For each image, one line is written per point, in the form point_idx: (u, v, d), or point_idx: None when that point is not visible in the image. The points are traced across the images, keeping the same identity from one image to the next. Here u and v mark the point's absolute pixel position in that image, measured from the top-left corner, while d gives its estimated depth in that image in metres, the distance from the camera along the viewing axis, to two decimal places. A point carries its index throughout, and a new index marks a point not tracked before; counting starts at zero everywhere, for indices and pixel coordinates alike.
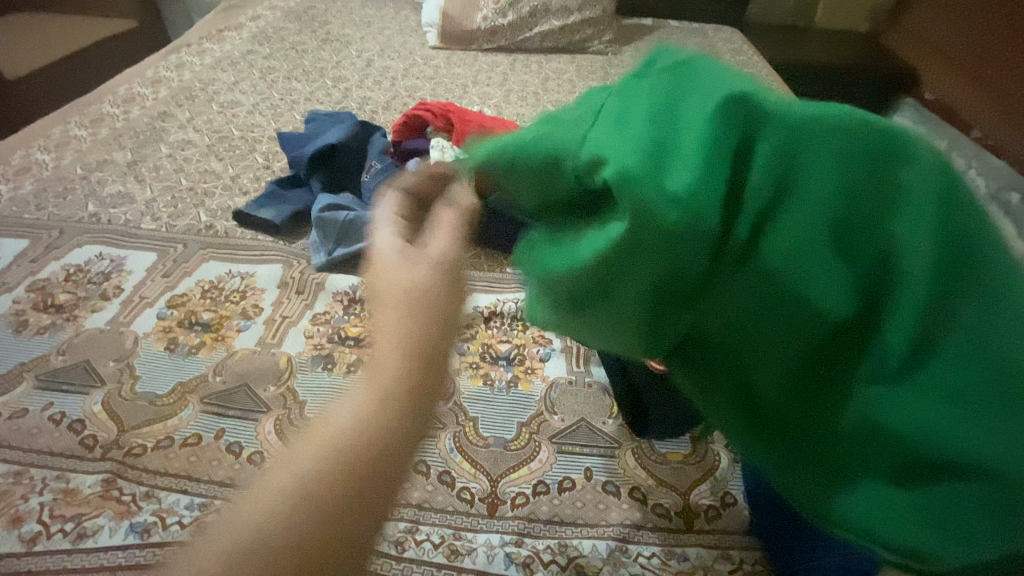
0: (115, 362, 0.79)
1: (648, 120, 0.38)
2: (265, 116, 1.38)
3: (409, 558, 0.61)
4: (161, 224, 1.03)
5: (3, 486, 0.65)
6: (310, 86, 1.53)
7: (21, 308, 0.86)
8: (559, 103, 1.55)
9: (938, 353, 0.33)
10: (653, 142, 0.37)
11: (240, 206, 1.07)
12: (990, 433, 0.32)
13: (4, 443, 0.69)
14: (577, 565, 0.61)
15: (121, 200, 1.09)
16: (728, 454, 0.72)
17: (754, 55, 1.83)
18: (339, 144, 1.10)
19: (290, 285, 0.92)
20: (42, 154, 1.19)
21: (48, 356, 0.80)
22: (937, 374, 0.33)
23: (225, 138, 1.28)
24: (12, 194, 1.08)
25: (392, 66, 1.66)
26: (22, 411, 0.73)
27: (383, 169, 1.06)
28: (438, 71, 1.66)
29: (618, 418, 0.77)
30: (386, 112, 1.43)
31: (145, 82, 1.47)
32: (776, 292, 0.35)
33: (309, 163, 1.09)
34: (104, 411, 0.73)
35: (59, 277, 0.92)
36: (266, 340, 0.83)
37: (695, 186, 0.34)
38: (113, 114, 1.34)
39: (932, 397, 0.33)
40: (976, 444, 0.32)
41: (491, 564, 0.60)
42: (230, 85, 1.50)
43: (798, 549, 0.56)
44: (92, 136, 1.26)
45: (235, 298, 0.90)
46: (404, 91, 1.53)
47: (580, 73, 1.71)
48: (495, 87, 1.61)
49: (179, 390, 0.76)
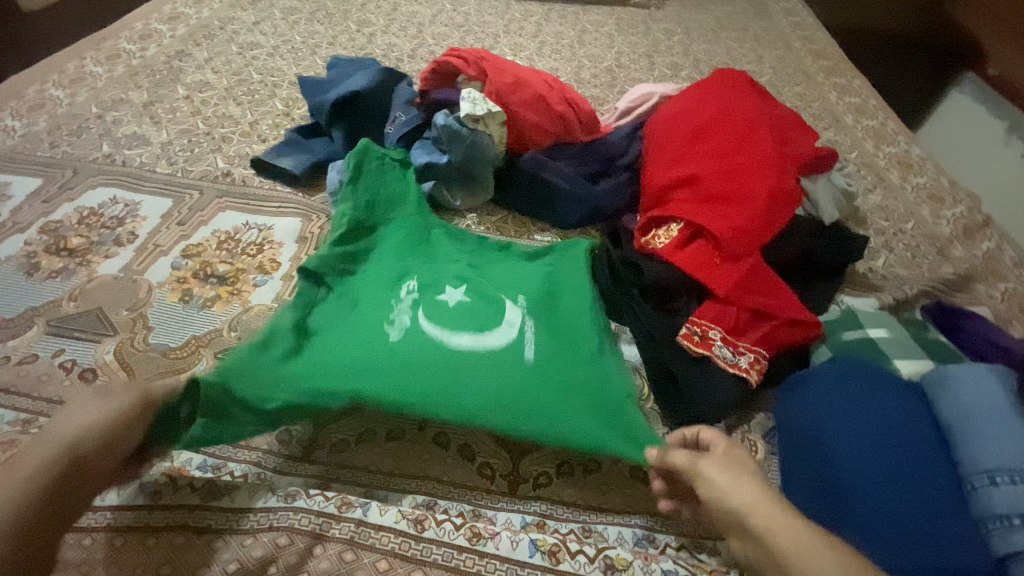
0: (128, 312, 0.77)
1: (493, 402, 0.63)
2: (286, 60, 1.31)
3: (429, 538, 0.58)
4: (177, 169, 1.00)
5: (11, 434, 0.63)
6: (333, 30, 1.44)
7: (33, 251, 0.83)
8: (597, 57, 1.45)
9: (569, 340, 0.72)
10: (489, 397, 0.63)
11: (258, 153, 1.03)
12: (565, 306, 0.78)
13: (12, 389, 0.67)
14: (607, 557, 0.58)
15: (137, 142, 1.05)
16: (764, 446, 0.71)
17: (807, 18, 1.68)
18: (363, 91, 1.03)
19: (308, 241, 0.89)
20: (57, 90, 1.14)
21: (59, 302, 0.77)
22: (578, 349, 0.72)
23: (244, 81, 1.22)
24: (25, 130, 1.04)
25: (420, 11, 1.55)
26: (32, 356, 0.71)
27: (409, 122, 1.01)
28: (467, 19, 1.54)
29: (648, 400, 0.74)
30: (412, 61, 1.35)
31: (162, 18, 1.40)
32: (517, 335, 0.70)
33: (331, 111, 1.02)
34: (116, 361, 0.71)
35: (72, 220, 0.88)
36: (282, 296, 0.80)
37: (487, 368, 0.65)
38: (129, 51, 1.27)
39: (566, 336, 0.73)
40: (570, 302, 0.78)
41: (515, 550, 0.58)
42: (249, 25, 1.42)
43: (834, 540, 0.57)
44: (107, 73, 1.20)
45: (251, 250, 0.86)
46: (432, 39, 1.44)
47: (621, 27, 1.58)
48: (528, 38, 1.50)
49: (192, 343, 0.74)
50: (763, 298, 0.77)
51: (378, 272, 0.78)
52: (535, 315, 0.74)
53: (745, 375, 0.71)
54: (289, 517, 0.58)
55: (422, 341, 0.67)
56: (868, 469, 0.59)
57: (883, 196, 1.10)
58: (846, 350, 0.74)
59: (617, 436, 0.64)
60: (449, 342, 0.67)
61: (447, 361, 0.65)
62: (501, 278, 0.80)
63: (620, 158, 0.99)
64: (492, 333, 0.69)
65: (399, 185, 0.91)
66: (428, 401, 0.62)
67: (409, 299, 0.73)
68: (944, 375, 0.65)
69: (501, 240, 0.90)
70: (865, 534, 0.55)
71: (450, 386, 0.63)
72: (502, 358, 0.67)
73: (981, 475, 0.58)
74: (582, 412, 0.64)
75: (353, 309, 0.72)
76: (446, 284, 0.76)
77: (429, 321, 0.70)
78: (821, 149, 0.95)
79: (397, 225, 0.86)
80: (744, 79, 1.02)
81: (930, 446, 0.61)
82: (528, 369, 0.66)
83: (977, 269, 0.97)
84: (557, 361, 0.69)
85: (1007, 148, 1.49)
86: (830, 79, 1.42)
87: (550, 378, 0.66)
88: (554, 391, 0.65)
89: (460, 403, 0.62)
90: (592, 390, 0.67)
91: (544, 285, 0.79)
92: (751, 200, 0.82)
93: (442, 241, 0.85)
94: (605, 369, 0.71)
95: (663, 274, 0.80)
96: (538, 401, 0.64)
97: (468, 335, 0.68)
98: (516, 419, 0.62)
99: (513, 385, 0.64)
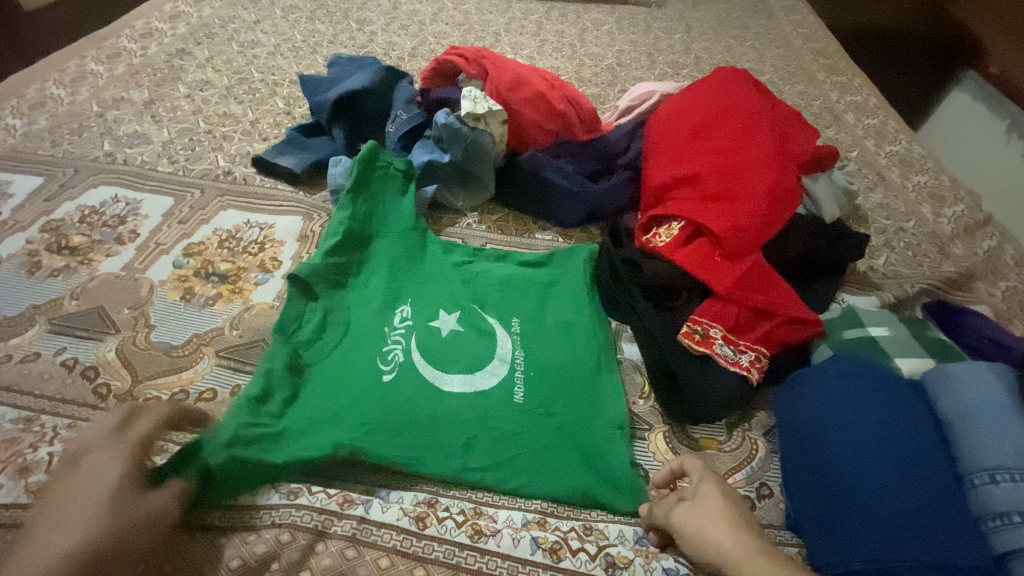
0: (130, 310, 0.77)
1: (481, 450, 0.64)
2: (286, 58, 1.31)
3: (430, 536, 0.58)
4: (178, 168, 1.00)
5: (13, 432, 0.63)
6: (334, 29, 1.44)
7: (34, 249, 0.84)
8: (598, 56, 1.45)
9: (563, 366, 0.73)
10: (478, 446, 0.64)
11: (259, 152, 1.03)
12: (560, 326, 0.78)
13: (15, 387, 0.67)
14: (607, 555, 0.58)
15: (138, 140, 1.05)
16: (765, 444, 0.72)
17: (808, 16, 1.68)
18: (364, 90, 1.03)
19: (310, 239, 0.89)
20: (58, 89, 1.14)
21: (61, 300, 0.77)
22: (572, 375, 0.72)
23: (245, 80, 1.22)
24: (26, 129, 1.04)
25: (420, 10, 1.55)
26: (34, 355, 0.71)
27: (409, 120, 1.01)
28: (468, 18, 1.54)
29: (648, 398, 0.75)
30: (413, 60, 1.35)
31: (163, 16, 1.40)
32: (509, 369, 0.71)
33: (332, 109, 1.02)
34: (118, 359, 0.71)
35: (73, 218, 0.89)
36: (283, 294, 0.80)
37: (476, 415, 0.67)
38: (130, 49, 1.27)
39: (559, 360, 0.74)
40: (565, 322, 0.78)
41: (516, 547, 0.58)
42: (250, 24, 1.42)
43: (833, 536, 0.57)
44: (108, 72, 1.20)
45: (252, 249, 0.86)
46: (432, 38, 1.44)
47: (621, 26, 1.58)
48: (528, 36, 1.50)
49: (194, 341, 0.74)
50: (764, 297, 0.77)
51: (372, 292, 0.78)
52: (527, 343, 0.75)
53: (746, 374, 0.71)
54: (293, 514, 0.58)
55: (414, 382, 0.68)
56: (868, 472, 0.58)
57: (884, 195, 1.10)
58: (847, 348, 0.74)
59: (607, 469, 0.64)
60: (441, 383, 0.69)
61: (438, 407, 0.66)
62: (495, 298, 0.80)
63: (621, 157, 0.99)
64: (482, 373, 0.70)
65: (397, 198, 0.90)
66: (416, 449, 0.63)
67: (401, 329, 0.74)
68: (945, 374, 0.65)
69: (499, 249, 0.89)
70: (861, 533, 0.55)
71: (439, 432, 0.65)
72: (491, 400, 0.68)
73: (981, 473, 0.58)
74: (572, 455, 0.65)
75: (346, 333, 0.73)
76: (439, 310, 0.77)
77: (421, 358, 0.71)
78: (823, 147, 0.95)
79: (393, 235, 0.86)
80: (746, 78, 1.01)
81: (930, 442, 0.61)
82: (518, 408, 0.68)
83: (977, 267, 0.96)
84: (549, 393, 0.70)
85: (1009, 146, 1.49)
86: (831, 78, 1.42)
87: (539, 416, 0.68)
88: (543, 431, 0.66)
89: (445, 454, 0.64)
90: (583, 421, 0.68)
91: (539, 306, 0.80)
92: (752, 200, 0.82)
93: (439, 256, 0.85)
94: (599, 396, 0.71)
95: (664, 273, 0.80)
96: (527, 445, 0.65)
97: (459, 375, 0.69)
98: (504, 466, 0.63)
99: (502, 430, 0.66)
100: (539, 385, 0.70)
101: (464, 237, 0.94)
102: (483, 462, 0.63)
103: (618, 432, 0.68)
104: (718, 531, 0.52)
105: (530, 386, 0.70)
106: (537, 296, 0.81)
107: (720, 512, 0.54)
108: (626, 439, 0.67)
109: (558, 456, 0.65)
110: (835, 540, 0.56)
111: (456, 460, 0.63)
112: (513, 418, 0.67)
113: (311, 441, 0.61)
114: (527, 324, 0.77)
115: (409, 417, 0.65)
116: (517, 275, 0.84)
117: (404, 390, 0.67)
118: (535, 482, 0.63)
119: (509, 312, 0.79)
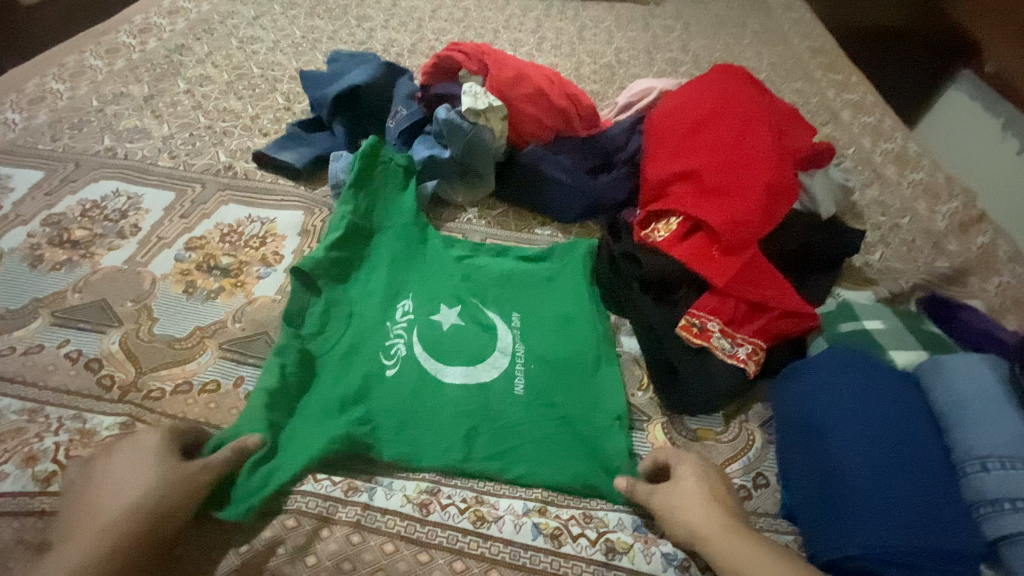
0: (133, 303, 0.77)
1: (485, 442, 0.65)
2: (286, 55, 1.31)
3: (433, 521, 0.59)
4: (178, 163, 1.00)
5: (18, 423, 0.64)
6: (333, 25, 1.44)
7: (36, 242, 0.84)
8: (597, 53, 1.45)
9: (563, 359, 0.74)
10: (480, 437, 0.65)
11: (260, 148, 1.03)
12: (560, 319, 0.79)
13: (19, 378, 0.68)
14: (607, 540, 0.59)
15: (138, 135, 1.05)
16: (762, 434, 0.73)
17: (806, 14, 1.69)
18: (364, 86, 1.03)
19: (311, 234, 0.89)
20: (57, 84, 1.14)
21: (63, 293, 0.78)
22: (571, 366, 0.73)
23: (245, 76, 1.22)
24: (25, 123, 1.04)
25: (419, 6, 1.55)
26: (38, 347, 0.71)
27: (409, 116, 1.02)
28: (468, 15, 1.55)
29: (647, 391, 0.76)
30: (412, 56, 1.36)
31: (162, 12, 1.40)
32: (510, 361, 0.72)
33: (333, 104, 1.02)
34: (121, 352, 0.72)
35: (75, 212, 0.89)
36: (285, 288, 0.81)
37: (477, 407, 0.67)
38: (128, 44, 1.27)
39: (559, 352, 0.74)
40: (565, 315, 0.79)
41: (518, 533, 0.59)
42: (250, 19, 1.42)
43: (829, 524, 0.58)
44: (107, 67, 1.20)
45: (254, 243, 0.87)
46: (432, 34, 1.44)
47: (620, 23, 1.58)
48: (528, 33, 1.50)
49: (197, 334, 0.74)
50: (760, 291, 0.78)
51: (374, 287, 0.78)
52: (527, 337, 0.76)
53: (743, 366, 0.73)
54: (298, 500, 0.59)
55: (415, 374, 0.69)
56: (864, 462, 0.59)
57: (880, 191, 1.11)
58: (842, 341, 0.75)
59: (606, 460, 0.65)
60: (443, 375, 0.69)
61: (440, 400, 0.67)
62: (495, 292, 0.81)
63: (619, 153, 1.00)
64: (482, 366, 0.71)
65: (398, 192, 0.91)
66: (418, 441, 0.64)
67: (403, 322, 0.74)
68: (939, 365, 0.66)
69: (499, 244, 0.90)
70: (858, 521, 0.56)
71: (441, 424, 0.66)
72: (492, 393, 0.69)
73: (973, 461, 0.59)
74: (572, 447, 0.66)
75: (349, 326, 0.73)
76: (440, 303, 0.78)
77: (422, 350, 0.71)
78: (819, 144, 0.96)
79: (394, 230, 0.86)
80: (743, 75, 1.02)
81: (924, 432, 0.62)
82: (518, 399, 0.69)
83: (971, 263, 0.98)
84: (549, 385, 0.71)
85: (1005, 144, 1.51)
86: (828, 76, 1.43)
87: (539, 407, 0.68)
88: (542, 424, 0.67)
89: (447, 445, 0.64)
90: (582, 412, 0.69)
91: (538, 299, 0.81)
92: (749, 195, 0.83)
93: (440, 251, 0.86)
94: (598, 388, 0.72)
95: (662, 267, 0.81)
96: (528, 435, 0.66)
97: (460, 368, 0.70)
98: (505, 456, 0.65)
99: (503, 422, 0.67)
100: (539, 377, 0.71)
101: (464, 231, 0.95)
102: (485, 454, 0.64)
103: (616, 424, 0.69)
104: (694, 514, 0.55)
105: (530, 378, 0.71)
106: (537, 290, 0.82)
107: (699, 496, 0.57)
108: (624, 430, 0.68)
109: (558, 448, 0.66)
110: (832, 528, 0.57)
111: (458, 452, 0.64)
112: (514, 410, 0.68)
113: (318, 433, 0.62)
114: (526, 318, 0.78)
115: (410, 409, 0.66)
116: (517, 269, 0.85)
117: (406, 382, 0.68)
118: (536, 473, 0.64)
119: (508, 305, 0.79)
